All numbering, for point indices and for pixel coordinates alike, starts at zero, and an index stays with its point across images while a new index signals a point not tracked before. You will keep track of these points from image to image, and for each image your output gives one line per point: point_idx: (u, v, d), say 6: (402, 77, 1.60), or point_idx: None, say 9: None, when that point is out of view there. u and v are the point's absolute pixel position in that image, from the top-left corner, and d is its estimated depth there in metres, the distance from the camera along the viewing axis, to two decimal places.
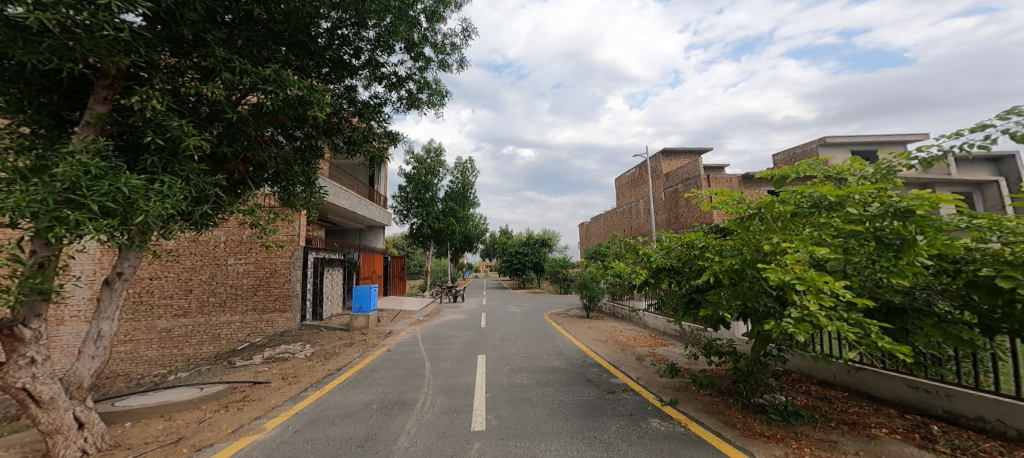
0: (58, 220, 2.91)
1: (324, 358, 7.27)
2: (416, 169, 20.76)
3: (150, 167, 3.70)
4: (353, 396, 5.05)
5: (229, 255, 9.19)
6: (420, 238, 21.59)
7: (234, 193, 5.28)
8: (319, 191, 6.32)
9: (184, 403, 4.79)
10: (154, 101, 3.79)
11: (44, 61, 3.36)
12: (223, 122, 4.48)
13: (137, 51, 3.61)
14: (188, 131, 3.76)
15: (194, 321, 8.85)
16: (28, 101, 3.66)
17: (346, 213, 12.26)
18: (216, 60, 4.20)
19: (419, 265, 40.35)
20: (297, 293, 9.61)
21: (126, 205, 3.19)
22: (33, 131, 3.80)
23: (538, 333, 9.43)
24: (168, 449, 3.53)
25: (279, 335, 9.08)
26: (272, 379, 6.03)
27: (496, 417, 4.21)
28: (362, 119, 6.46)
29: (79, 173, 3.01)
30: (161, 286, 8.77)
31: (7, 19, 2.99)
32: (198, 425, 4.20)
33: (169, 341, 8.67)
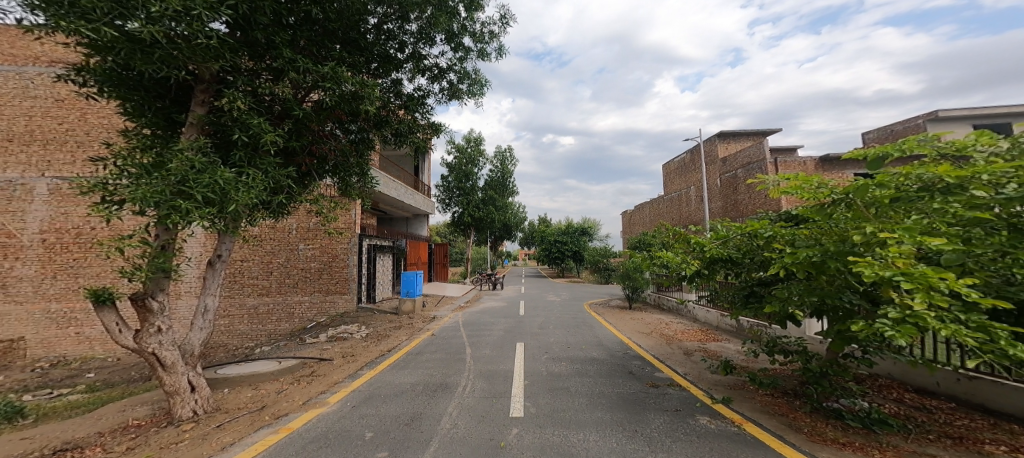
0: (174, 208, 3.40)
1: (377, 340, 7.77)
2: (457, 159, 21.10)
3: (238, 162, 4.18)
4: (402, 377, 5.40)
5: (301, 240, 10.08)
6: (461, 226, 22.14)
7: (302, 185, 5.72)
8: (372, 182, 6.71)
9: (267, 374, 5.43)
10: (239, 101, 4.20)
11: (157, 70, 3.89)
12: (292, 119, 4.93)
13: (224, 56, 4.05)
14: (266, 128, 4.17)
15: (275, 299, 9.87)
16: (146, 106, 4.28)
17: (396, 202, 12.89)
18: (285, 61, 4.61)
19: (459, 254, 41.54)
20: (355, 277, 10.31)
21: (222, 195, 3.64)
22: (152, 132, 4.42)
23: (578, 323, 9.39)
24: (254, 415, 4.02)
25: (340, 316, 9.85)
26: (335, 357, 6.58)
27: (534, 404, 4.31)
28: (408, 111, 6.70)
29: (188, 167, 3.49)
30: (249, 268, 9.85)
31: (129, 35, 3.51)
32: (279, 395, 4.73)
33: (257, 317, 9.79)
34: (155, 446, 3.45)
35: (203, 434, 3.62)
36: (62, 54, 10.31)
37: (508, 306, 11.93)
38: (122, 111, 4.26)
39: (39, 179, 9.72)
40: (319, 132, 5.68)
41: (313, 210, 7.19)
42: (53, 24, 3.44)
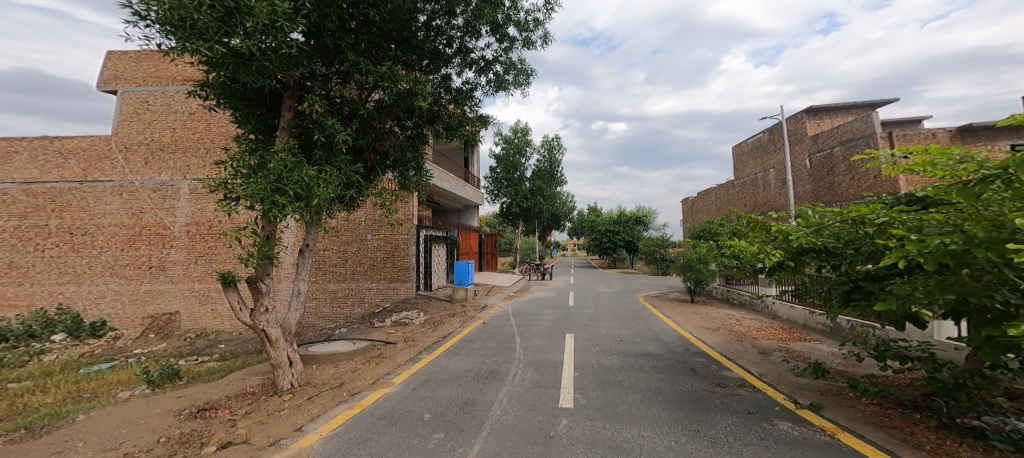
0: (273, 204, 4.02)
1: (433, 326, 8.14)
2: (505, 149, 21.12)
3: (319, 160, 4.70)
4: (457, 363, 5.62)
5: (369, 231, 10.87)
6: (509, 217, 22.32)
7: (368, 179, 6.08)
8: (428, 175, 6.93)
9: (344, 354, 6.02)
10: (316, 105, 4.66)
11: (255, 80, 4.49)
12: (359, 118, 5.29)
13: (303, 63, 4.52)
14: (339, 129, 4.63)
15: (349, 285, 10.83)
16: (251, 114, 5.08)
17: (449, 194, 13.33)
18: (349, 64, 4.99)
19: (508, 244, 42.03)
20: (414, 266, 10.86)
21: (307, 191, 4.21)
22: (252, 137, 5.20)
23: (631, 316, 9.06)
24: (335, 391, 4.63)
25: (402, 302, 10.49)
26: (398, 341, 7.04)
27: (584, 396, 4.25)
28: (457, 105, 6.82)
29: (282, 167, 4.08)
30: (329, 256, 10.92)
31: (234, 50, 4.09)
32: (354, 374, 5.24)
33: (337, 300, 10.87)
34: (264, 412, 4.17)
35: (297, 405, 4.29)
36: (192, 74, 12.15)
37: (557, 297, 11.90)
38: (232, 120, 5.09)
39: (183, 181, 11.73)
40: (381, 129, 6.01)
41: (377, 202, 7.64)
42: (179, 45, 4.12)
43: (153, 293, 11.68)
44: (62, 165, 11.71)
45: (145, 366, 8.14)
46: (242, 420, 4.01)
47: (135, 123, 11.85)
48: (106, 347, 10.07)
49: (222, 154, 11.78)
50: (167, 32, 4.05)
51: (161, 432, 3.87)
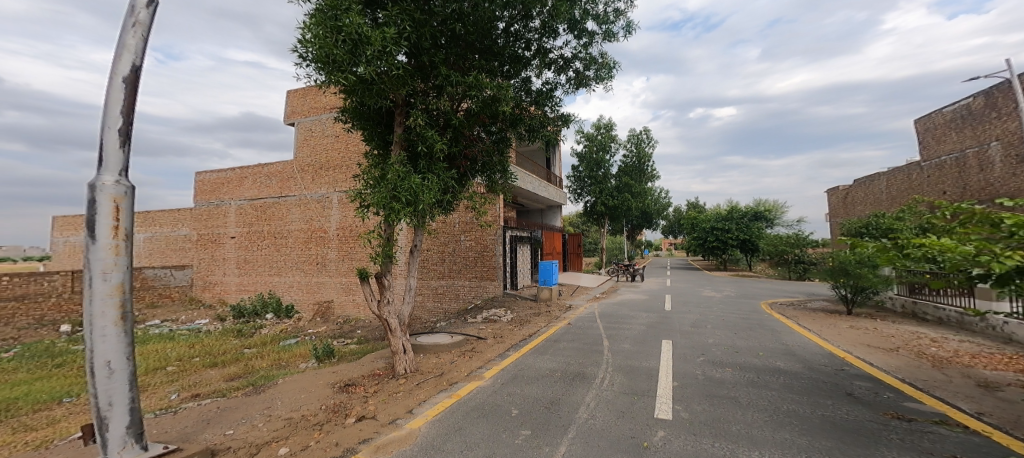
0: (392, 208, 4.75)
1: (519, 324, 8.33)
2: (587, 147, 20.56)
3: (422, 169, 5.29)
4: (542, 362, 5.64)
5: (462, 233, 11.62)
6: (595, 216, 21.78)
7: (461, 184, 6.46)
8: (513, 177, 6.99)
9: (444, 346, 6.53)
10: (418, 119, 5.21)
11: (373, 101, 5.19)
12: (451, 127, 5.71)
13: (407, 81, 5.08)
14: (437, 139, 5.17)
15: (446, 282, 11.69)
16: (374, 131, 5.93)
17: (532, 195, 13.50)
18: (443, 78, 5.42)
19: (595, 243, 41.28)
20: (502, 266, 11.22)
21: (415, 197, 4.82)
22: (374, 152, 6.02)
23: (749, 326, 8.02)
24: (439, 379, 5.06)
25: (490, 300, 10.94)
26: (488, 337, 7.38)
27: (687, 409, 3.91)
28: (538, 107, 6.86)
29: (397, 178, 4.75)
30: (430, 256, 11.95)
31: (359, 79, 4.76)
32: (453, 365, 5.62)
33: (438, 296, 11.81)
34: (387, 392, 4.75)
35: (410, 389, 4.76)
36: (336, 101, 14.27)
37: (650, 300, 11.21)
38: (361, 138, 5.97)
39: (336, 193, 13.90)
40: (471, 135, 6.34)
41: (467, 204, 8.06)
42: (327, 78, 4.85)
43: (316, 285, 14.12)
44: (269, 184, 15.22)
45: (316, 345, 9.69)
46: (372, 398, 4.60)
47: (306, 147, 14.55)
48: (292, 325, 12.42)
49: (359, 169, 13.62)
50: (313, 67, 4.84)
51: (325, 401, 4.64)
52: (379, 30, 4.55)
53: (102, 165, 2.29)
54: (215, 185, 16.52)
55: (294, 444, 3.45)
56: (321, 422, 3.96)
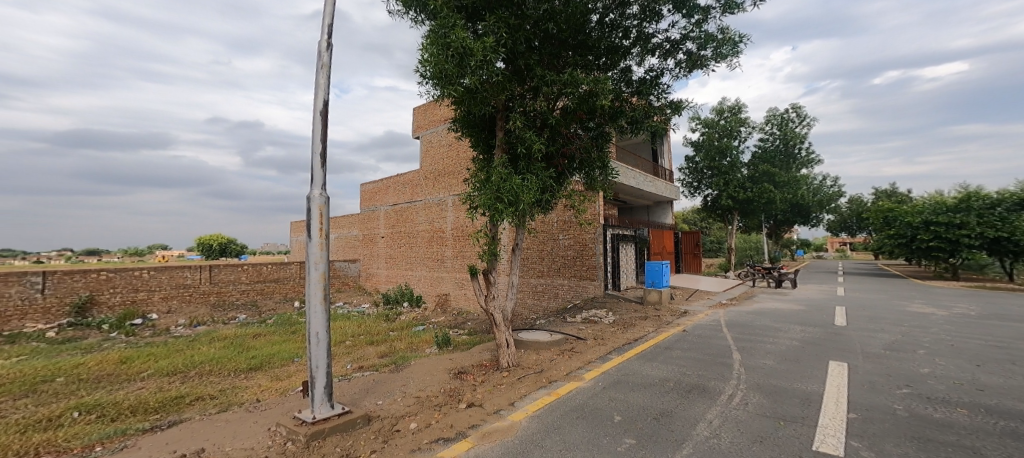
0: (496, 208, 4.92)
1: (623, 327, 7.91)
2: (708, 134, 18.36)
3: (522, 170, 5.38)
4: (650, 369, 5.20)
5: (561, 231, 11.55)
6: (719, 210, 19.42)
7: (558, 183, 6.34)
8: (613, 173, 6.61)
9: (542, 343, 6.55)
10: (517, 121, 5.30)
11: (477, 108, 5.45)
12: (548, 126, 5.67)
13: (505, 86, 5.22)
14: (535, 140, 5.20)
15: (545, 280, 11.79)
16: (482, 136, 6.27)
17: (635, 191, 12.73)
18: (539, 79, 5.43)
19: (723, 242, 37.04)
20: (602, 265, 10.79)
21: (516, 197, 4.91)
22: (480, 156, 6.38)
23: (987, 352, 5.60)
24: (537, 375, 5.09)
25: (590, 300, 10.58)
26: (588, 338, 7.18)
27: (870, 447, 2.94)
28: (641, 97, 6.43)
29: (501, 179, 4.92)
30: (529, 254, 12.26)
31: (466, 89, 5.06)
32: (553, 363, 5.62)
33: (536, 293, 12.03)
34: (493, 382, 4.97)
35: (512, 382, 4.88)
36: (448, 113, 15.65)
37: (804, 313, 9.26)
38: (469, 144, 6.39)
39: (450, 196, 15.16)
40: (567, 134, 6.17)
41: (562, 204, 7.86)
42: (440, 92, 5.27)
43: (438, 278, 15.61)
44: (404, 191, 17.59)
45: (439, 332, 10.71)
46: (480, 386, 4.87)
47: (428, 157, 16.41)
48: (420, 314, 13.99)
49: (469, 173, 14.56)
50: (427, 83, 5.33)
51: (443, 385, 5.04)
52: (481, 40, 4.75)
53: (312, 185, 3.58)
54: (371, 194, 19.83)
55: (420, 421, 3.79)
56: (440, 404, 4.30)
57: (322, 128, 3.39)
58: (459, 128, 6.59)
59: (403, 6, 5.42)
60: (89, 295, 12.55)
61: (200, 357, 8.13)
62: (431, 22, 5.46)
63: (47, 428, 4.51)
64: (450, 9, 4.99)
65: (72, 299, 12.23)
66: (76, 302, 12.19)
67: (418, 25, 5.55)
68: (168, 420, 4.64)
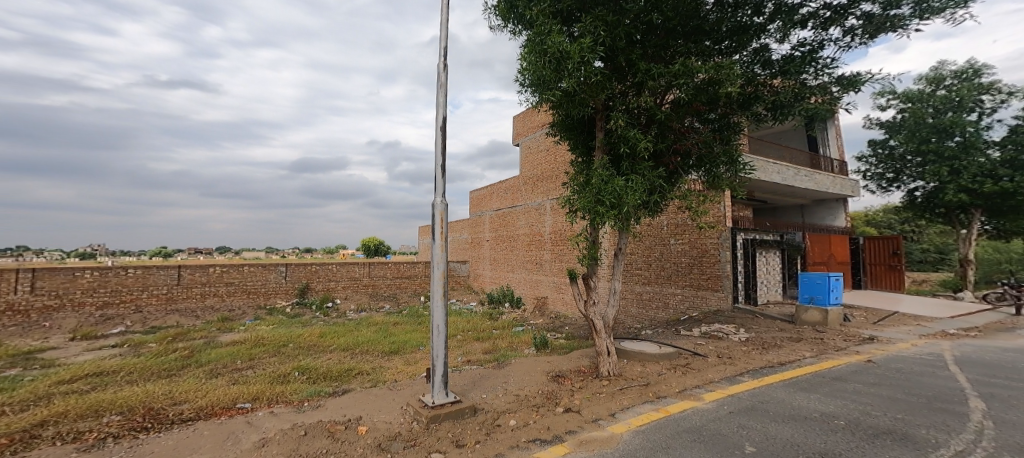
0: (597, 212, 4.70)
1: (760, 347, 6.61)
2: (913, 106, 12.37)
3: (626, 171, 5.03)
4: (804, 401, 4.14)
5: (673, 236, 10.59)
6: (941, 211, 12.80)
7: (669, 183, 5.74)
8: (743, 168, 5.66)
9: (649, 355, 6.04)
10: (620, 121, 4.92)
11: (575, 111, 5.29)
12: (656, 123, 5.18)
13: (606, 86, 4.95)
14: (640, 138, 4.79)
15: (653, 288, 11.00)
16: (580, 139, 6.09)
17: (776, 187, 10.94)
18: (643, 74, 4.95)
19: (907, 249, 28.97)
20: (729, 274, 9.24)
21: (620, 199, 4.62)
22: (578, 159, 6.19)
23: None
24: (642, 389, 4.69)
25: (713, 314, 9.19)
26: (709, 355, 6.36)
27: None
28: (787, 78, 5.54)
29: (602, 181, 4.66)
30: (634, 260, 11.67)
31: (563, 93, 4.92)
32: (659, 377, 5.16)
33: (641, 301, 11.35)
34: (591, 390, 4.77)
35: (611, 392, 4.63)
36: (544, 118, 15.76)
37: None
38: (567, 147, 6.28)
39: (549, 200, 15.12)
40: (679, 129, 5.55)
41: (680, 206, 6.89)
42: (538, 97, 5.26)
43: (538, 281, 15.67)
44: (506, 196, 18.22)
45: (539, 334, 10.73)
46: (579, 391, 4.76)
47: (527, 163, 16.68)
48: (519, 315, 14.24)
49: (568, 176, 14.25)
50: (526, 91, 5.34)
51: (541, 386, 5.08)
52: (577, 42, 4.58)
53: (436, 193, 4.16)
54: (479, 200, 20.93)
55: (520, 419, 3.92)
56: (539, 405, 4.36)
57: (441, 141, 3.84)
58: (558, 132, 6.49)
59: (502, 19, 5.50)
60: (307, 283, 16.40)
61: (362, 337, 9.63)
62: (529, 30, 5.42)
63: (283, 381, 6.06)
64: (547, 15, 4.91)
65: (298, 284, 16.21)
66: (299, 287, 16.13)
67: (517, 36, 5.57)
68: (341, 388, 5.59)
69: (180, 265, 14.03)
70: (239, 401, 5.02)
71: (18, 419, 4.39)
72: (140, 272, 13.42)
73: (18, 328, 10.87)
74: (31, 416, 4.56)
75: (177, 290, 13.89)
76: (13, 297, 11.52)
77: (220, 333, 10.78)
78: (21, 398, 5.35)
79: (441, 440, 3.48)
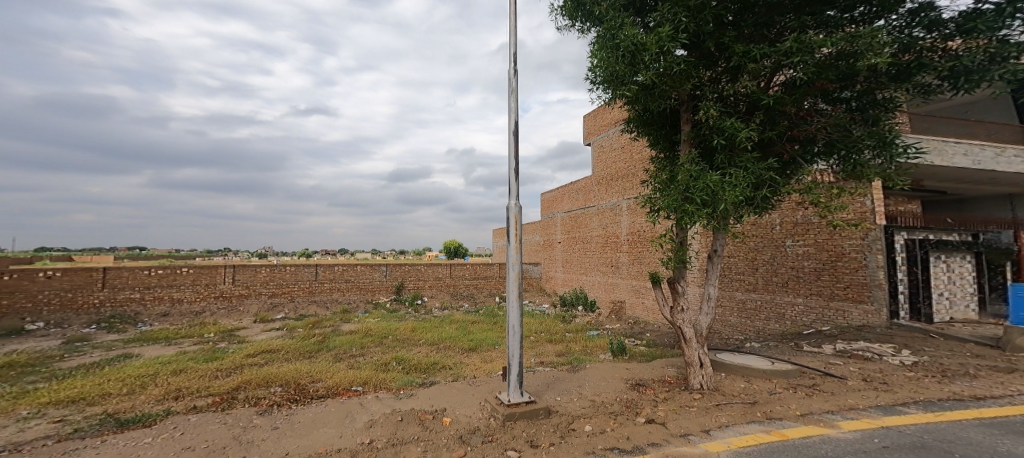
0: (686, 212, 4.25)
1: (940, 374, 5.23)
2: None
3: (721, 164, 4.44)
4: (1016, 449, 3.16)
5: (789, 238, 9.05)
6: None
7: (785, 175, 4.88)
8: (896, 150, 4.60)
9: (759, 371, 5.28)
10: (711, 110, 4.38)
11: (656, 105, 4.89)
12: (763, 108, 4.47)
13: (693, 75, 4.46)
14: (740, 128, 4.16)
15: (762, 296, 9.53)
16: (660, 134, 5.64)
17: (954, 173, 8.68)
18: (740, 57, 4.30)
19: None
20: (879, 282, 7.45)
21: (715, 196, 4.10)
22: (659, 156, 5.77)
23: None
24: (747, 407, 4.12)
25: (856, 330, 7.48)
26: (851, 378, 5.32)
27: None
28: (970, 37, 4.40)
29: (689, 177, 4.21)
30: (736, 264, 10.30)
31: (641, 86, 4.56)
32: (770, 396, 4.51)
33: (745, 310, 9.96)
34: (678, 402, 4.36)
35: (704, 406, 4.17)
36: (618, 115, 15.05)
37: None
38: (646, 144, 5.87)
39: (626, 201, 14.31)
40: (797, 113, 4.75)
41: (804, 201, 5.90)
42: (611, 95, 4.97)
43: (613, 284, 14.95)
44: (578, 198, 17.84)
45: (616, 339, 10.18)
46: (662, 403, 4.35)
47: (600, 163, 16.04)
48: (595, 319, 13.80)
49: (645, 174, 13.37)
50: (597, 89, 5.10)
51: (620, 393, 4.85)
52: (655, 32, 4.19)
53: (510, 195, 4.19)
54: (549, 202, 20.84)
55: (596, 425, 3.76)
56: (616, 412, 4.13)
57: (512, 146, 3.97)
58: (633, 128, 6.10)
59: (569, 19, 5.27)
60: (403, 281, 17.74)
61: (445, 333, 10.21)
62: (598, 27, 5.13)
63: (384, 370, 6.69)
64: (616, 9, 4.63)
65: (395, 282, 17.65)
66: (396, 285, 17.58)
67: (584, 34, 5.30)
68: (430, 380, 6.03)
69: (317, 263, 16.35)
70: (353, 384, 5.68)
71: (227, 381, 5.91)
72: (285, 269, 15.84)
73: (225, 312, 14.20)
74: (231, 381, 5.97)
75: (314, 284, 16.29)
76: (222, 286, 14.81)
77: (340, 323, 12.38)
78: (227, 366, 7.03)
79: (516, 439, 3.54)
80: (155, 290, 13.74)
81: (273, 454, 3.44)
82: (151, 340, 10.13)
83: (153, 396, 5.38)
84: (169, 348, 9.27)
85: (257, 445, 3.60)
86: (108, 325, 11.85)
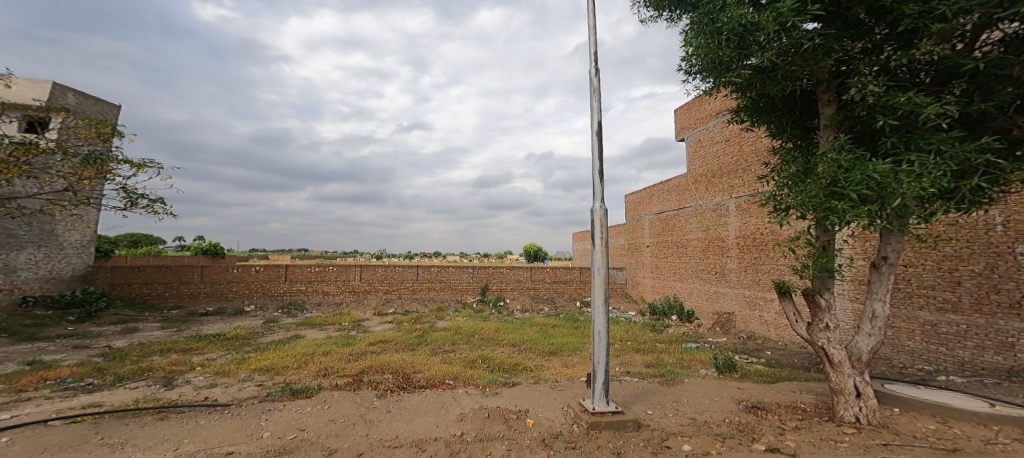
0: (831, 210, 3.50)
1: None
2: None
3: (892, 149, 3.49)
4: None
5: (1019, 239, 5.29)
6: None
7: (1012, 157, 3.54)
8: None
9: (964, 412, 3.92)
10: (870, 85, 3.53)
11: (783, 88, 4.18)
12: (965, 74, 3.38)
13: (836, 48, 3.68)
14: (924, 101, 3.20)
15: (970, 320, 5.79)
16: (788, 122, 4.84)
17: None
18: (913, 18, 3.33)
19: None
20: None
21: (881, 191, 3.27)
22: (787, 146, 4.94)
23: None
24: (938, 454, 3.22)
25: None
26: None
27: None
28: None
29: (836, 168, 3.49)
30: (919, 275, 6.38)
31: (756, 68, 3.99)
32: (988, 446, 3.36)
33: (935, 338, 6.15)
34: (817, 434, 3.75)
35: (864, 444, 3.45)
36: (724, 104, 13.13)
37: None
38: (767, 134, 5.08)
39: (731, 200, 12.40)
40: None
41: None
42: (715, 82, 4.51)
43: (716, 293, 12.99)
44: (669, 198, 16.11)
45: (718, 354, 8.90)
46: (791, 432, 3.84)
47: (696, 158, 14.23)
48: (692, 330, 12.34)
49: (762, 167, 11.29)
50: (698, 77, 4.64)
51: (730, 415, 4.44)
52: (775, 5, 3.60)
53: (594, 197, 4.13)
54: (634, 204, 19.30)
55: (696, 446, 3.59)
56: (724, 435, 3.83)
57: (596, 148, 4.05)
58: (747, 117, 5.29)
59: (654, 9, 4.87)
60: (487, 283, 18.13)
61: (526, 335, 10.24)
62: (690, 12, 4.66)
63: (472, 366, 7.11)
64: None
65: (481, 283, 18.09)
66: (481, 286, 18.00)
67: (675, 23, 4.84)
68: (512, 380, 6.21)
69: (418, 265, 17.58)
70: (446, 378, 6.16)
71: (356, 365, 6.92)
72: (394, 270, 17.33)
73: (354, 303, 16.31)
74: (357, 365, 6.95)
75: (415, 284, 17.43)
76: (354, 281, 16.85)
77: (435, 319, 13.45)
78: (355, 351, 8.21)
79: (601, 449, 3.55)
80: (314, 283, 16.38)
81: (387, 435, 3.92)
82: (311, 324, 12.43)
83: (311, 372, 6.60)
84: (319, 332, 11.26)
85: (375, 425, 4.17)
86: (288, 311, 14.83)
